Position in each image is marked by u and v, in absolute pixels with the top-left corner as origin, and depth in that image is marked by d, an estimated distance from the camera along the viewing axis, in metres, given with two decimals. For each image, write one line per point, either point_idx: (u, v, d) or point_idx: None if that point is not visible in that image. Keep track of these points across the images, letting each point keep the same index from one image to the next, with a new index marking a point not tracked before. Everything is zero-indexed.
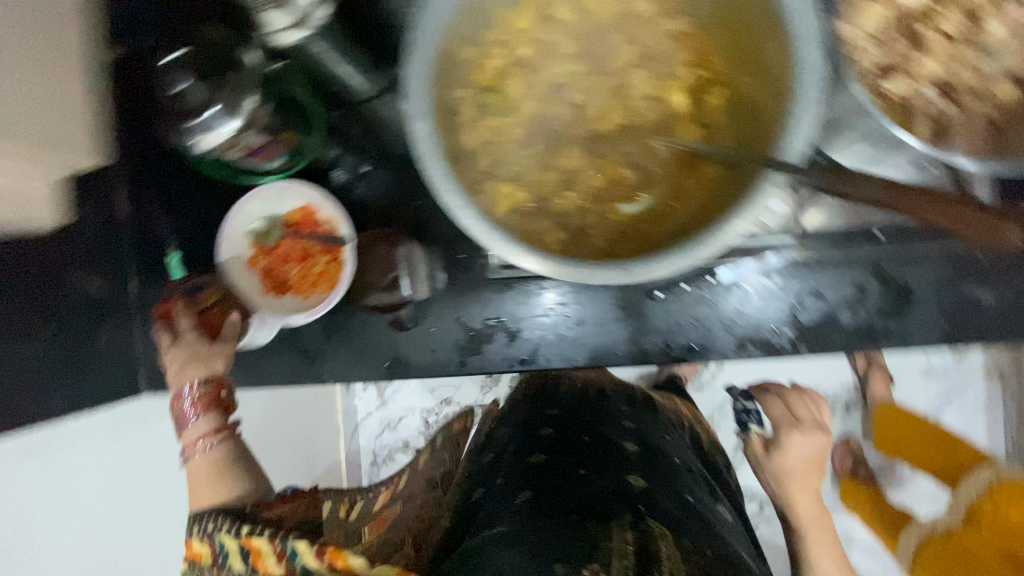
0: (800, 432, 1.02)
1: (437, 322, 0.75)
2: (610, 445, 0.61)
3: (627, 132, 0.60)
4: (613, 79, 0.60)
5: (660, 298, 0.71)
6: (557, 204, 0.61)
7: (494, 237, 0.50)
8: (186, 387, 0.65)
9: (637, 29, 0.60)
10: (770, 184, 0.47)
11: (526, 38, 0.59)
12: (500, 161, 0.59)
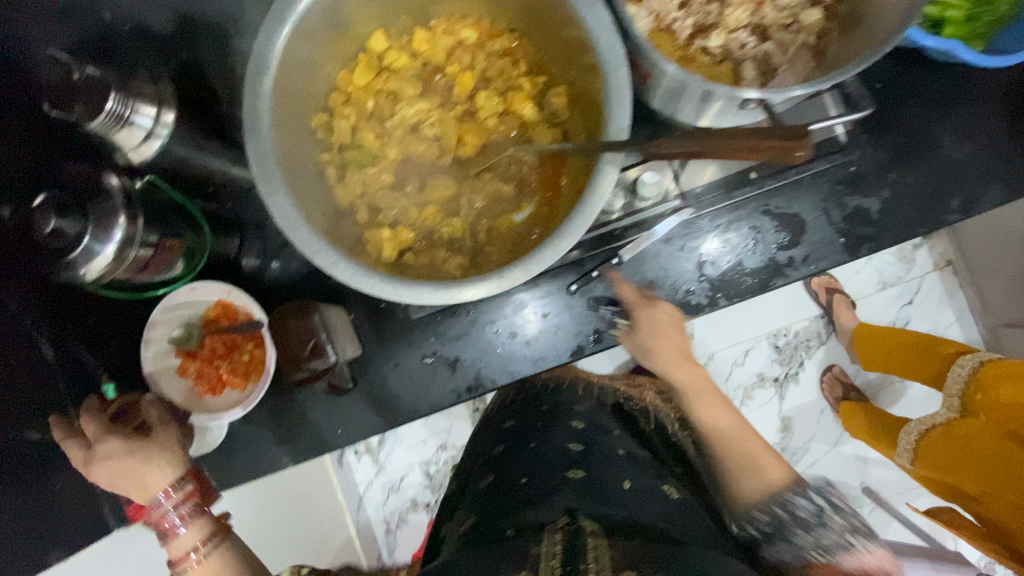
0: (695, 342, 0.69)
1: (378, 374, 0.76)
2: (554, 451, 0.63)
3: (488, 150, 0.64)
4: (459, 106, 0.64)
5: (577, 291, 0.74)
6: (444, 235, 0.64)
7: (374, 284, 0.52)
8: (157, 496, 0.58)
9: (467, 56, 0.64)
10: (608, 162, 0.50)
11: (369, 93, 0.63)
12: (378, 208, 0.62)
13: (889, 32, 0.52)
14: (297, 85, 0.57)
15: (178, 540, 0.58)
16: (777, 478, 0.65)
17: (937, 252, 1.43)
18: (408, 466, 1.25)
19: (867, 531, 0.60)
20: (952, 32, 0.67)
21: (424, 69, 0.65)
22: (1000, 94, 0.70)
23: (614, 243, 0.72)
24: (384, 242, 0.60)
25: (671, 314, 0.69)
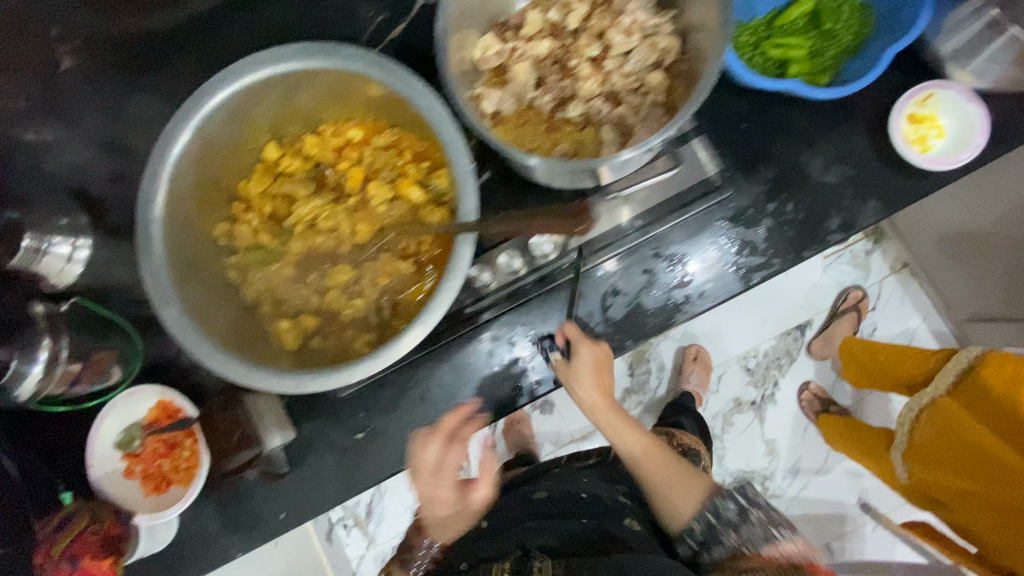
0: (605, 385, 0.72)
1: (316, 454, 0.79)
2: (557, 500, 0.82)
3: (383, 233, 0.69)
4: (350, 199, 0.70)
5: (494, 349, 0.79)
6: (346, 316, 0.68)
7: (265, 378, 0.57)
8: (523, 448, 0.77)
9: (354, 154, 0.71)
10: (463, 240, 0.55)
11: (266, 197, 0.70)
12: (282, 300, 0.67)
13: (702, 88, 0.57)
14: (195, 202, 0.64)
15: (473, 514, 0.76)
16: (689, 495, 0.68)
17: (891, 257, 1.45)
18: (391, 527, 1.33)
19: (787, 521, 0.64)
20: (799, 70, 0.71)
21: (317, 169, 0.72)
22: (860, 117, 0.74)
23: (523, 300, 0.78)
24: (285, 332, 0.65)
25: (596, 353, 0.71)
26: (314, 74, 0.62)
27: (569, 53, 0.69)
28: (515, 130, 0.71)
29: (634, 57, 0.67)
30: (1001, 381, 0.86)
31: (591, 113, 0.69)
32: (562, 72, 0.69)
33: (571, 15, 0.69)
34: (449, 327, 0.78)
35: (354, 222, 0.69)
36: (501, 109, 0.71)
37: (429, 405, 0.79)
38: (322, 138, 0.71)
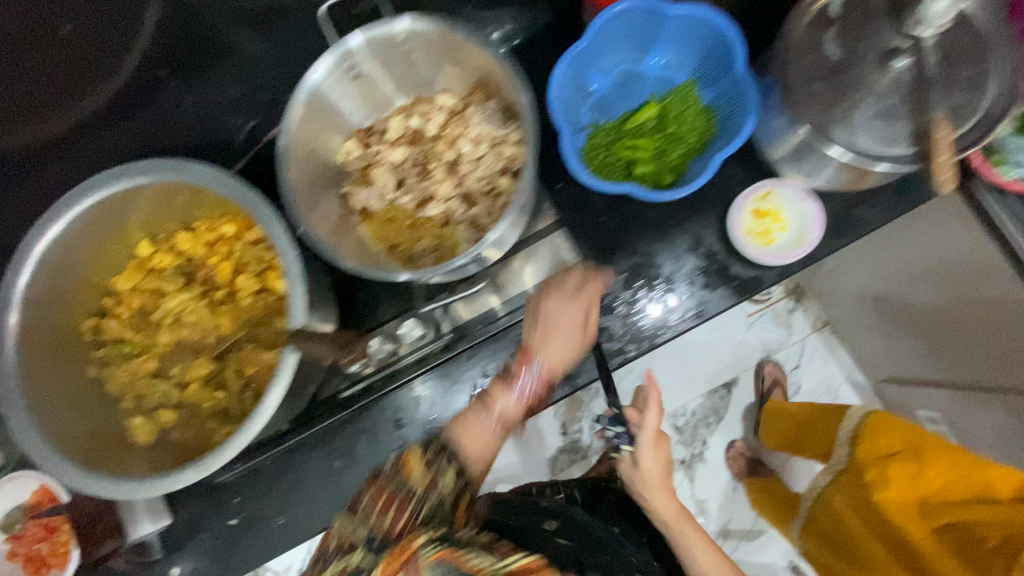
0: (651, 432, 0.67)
1: (194, 538, 0.80)
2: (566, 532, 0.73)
3: (247, 328, 0.73)
4: (219, 293, 0.74)
5: (370, 432, 0.80)
6: (206, 408, 0.71)
7: (96, 483, 0.59)
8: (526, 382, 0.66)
9: (226, 248, 0.74)
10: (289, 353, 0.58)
11: (137, 292, 0.74)
12: (144, 395, 0.71)
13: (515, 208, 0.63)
14: (59, 303, 0.68)
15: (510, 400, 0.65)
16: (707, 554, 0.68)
17: (812, 316, 1.48)
18: None
19: None
20: (646, 171, 0.75)
21: (191, 261, 0.75)
22: (708, 211, 0.78)
23: (398, 385, 0.80)
24: (137, 428, 0.69)
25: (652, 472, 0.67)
26: (169, 185, 0.65)
27: (428, 159, 0.75)
28: (380, 229, 0.75)
29: (482, 164, 0.73)
30: (886, 448, 0.81)
31: (449, 214, 0.74)
32: (421, 175, 0.75)
33: (430, 123, 0.75)
34: (324, 411, 0.80)
35: (221, 318, 0.73)
36: (370, 205, 0.74)
37: (304, 491, 0.80)
38: (192, 237, 0.74)
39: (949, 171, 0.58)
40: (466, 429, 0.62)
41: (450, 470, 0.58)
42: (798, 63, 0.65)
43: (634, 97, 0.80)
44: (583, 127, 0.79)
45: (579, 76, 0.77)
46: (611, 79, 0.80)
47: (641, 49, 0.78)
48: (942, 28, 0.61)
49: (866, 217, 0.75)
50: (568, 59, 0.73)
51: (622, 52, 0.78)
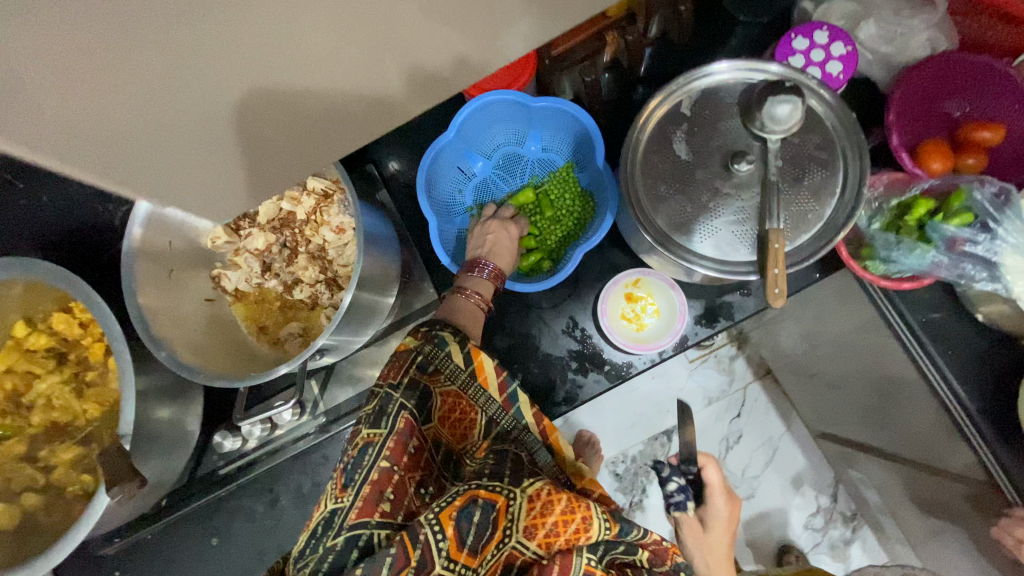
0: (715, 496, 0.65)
1: None
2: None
3: (112, 411, 0.73)
4: (90, 376, 0.75)
5: (246, 511, 0.80)
6: (71, 492, 0.72)
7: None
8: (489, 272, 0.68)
9: (98, 329, 0.75)
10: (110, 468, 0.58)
11: (9, 374, 0.75)
12: (9, 479, 0.72)
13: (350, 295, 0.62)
14: None
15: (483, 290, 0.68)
16: None
17: (754, 362, 1.46)
18: None
19: None
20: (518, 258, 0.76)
21: (66, 341, 0.76)
22: (586, 293, 0.77)
23: (277, 461, 0.79)
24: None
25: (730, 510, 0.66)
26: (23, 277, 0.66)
27: (298, 243, 0.75)
28: (254, 309, 0.76)
29: (347, 251, 0.73)
30: None
31: (317, 296, 0.74)
32: (289, 259, 0.75)
33: (299, 207, 0.73)
34: (198, 488, 0.79)
35: (89, 401, 0.74)
36: (240, 287, 0.75)
37: (179, 568, 0.80)
38: (59, 319, 0.74)
39: (782, 287, 0.56)
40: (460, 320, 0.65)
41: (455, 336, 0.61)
42: (648, 162, 0.64)
43: (515, 178, 0.84)
44: (466, 208, 0.83)
45: (457, 161, 0.80)
46: (492, 161, 0.83)
47: (519, 133, 0.82)
48: (787, 133, 0.57)
49: (739, 304, 0.73)
50: (439, 149, 0.75)
51: (501, 136, 0.82)
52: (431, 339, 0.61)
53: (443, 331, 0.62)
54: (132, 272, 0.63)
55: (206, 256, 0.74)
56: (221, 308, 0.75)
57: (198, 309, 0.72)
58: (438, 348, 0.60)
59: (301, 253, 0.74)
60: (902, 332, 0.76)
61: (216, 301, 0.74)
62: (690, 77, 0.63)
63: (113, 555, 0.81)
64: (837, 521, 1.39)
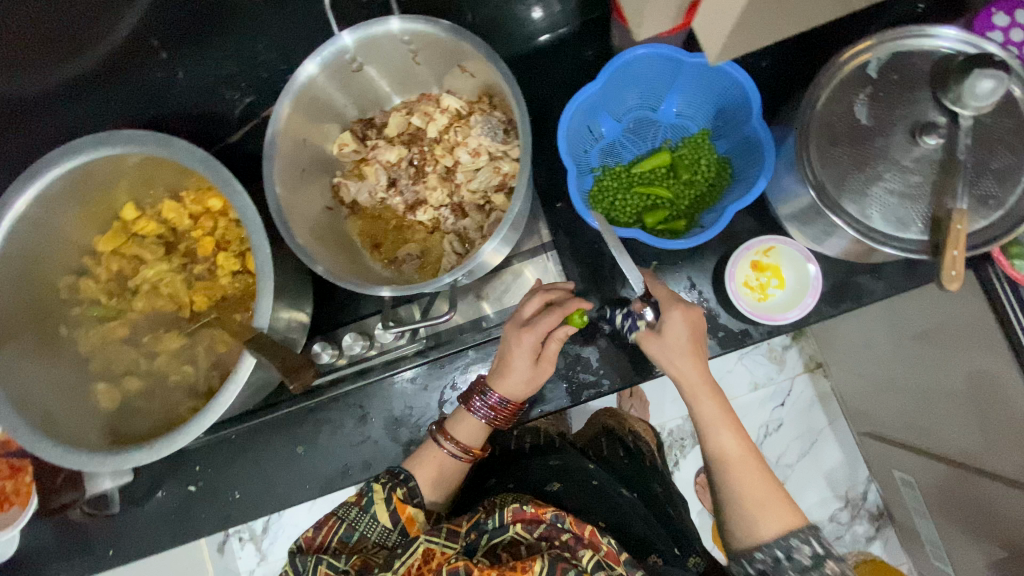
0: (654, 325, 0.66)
1: (152, 498, 0.82)
2: (533, 485, 0.75)
3: (221, 306, 0.72)
4: (198, 269, 0.74)
5: (334, 423, 0.80)
6: (174, 381, 0.70)
7: (46, 450, 0.60)
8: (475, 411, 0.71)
9: (209, 223, 0.74)
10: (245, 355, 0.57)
11: (117, 256, 0.73)
12: (111, 361, 0.71)
13: (504, 227, 0.60)
14: (34, 260, 0.67)
15: (461, 427, 0.72)
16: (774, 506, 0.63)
17: (806, 355, 1.45)
18: (286, 560, 1.41)
19: None
20: (651, 220, 0.73)
21: (174, 231, 0.75)
22: (709, 255, 0.74)
23: (369, 381, 0.79)
24: (100, 393, 0.69)
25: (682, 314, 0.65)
26: (152, 156, 0.64)
27: (427, 161, 0.72)
28: (370, 227, 0.73)
29: (479, 176, 0.70)
30: None
31: (439, 220, 0.72)
32: (415, 177, 0.72)
33: (431, 124, 0.71)
34: (289, 397, 0.79)
35: (198, 293, 0.73)
36: (359, 199, 0.72)
37: (259, 469, 0.81)
38: (168, 206, 0.73)
39: (957, 269, 0.54)
40: (423, 462, 0.71)
41: (381, 489, 0.67)
42: (824, 123, 0.61)
43: (646, 139, 0.79)
44: (591, 169, 0.78)
45: (590, 120, 0.75)
46: (622, 125, 0.79)
47: (654, 96, 0.77)
48: (984, 107, 0.53)
49: (869, 287, 0.71)
50: (582, 100, 0.71)
51: (635, 98, 0.77)
52: (362, 497, 0.66)
53: (377, 481, 0.68)
54: (274, 158, 0.60)
55: (330, 161, 0.72)
56: (338, 218, 0.72)
57: (319, 215, 0.69)
58: (365, 510, 0.66)
59: (430, 172, 0.72)
60: None
61: (333, 211, 0.71)
62: (883, 38, 0.60)
63: (195, 448, 0.81)
64: (863, 517, 1.41)
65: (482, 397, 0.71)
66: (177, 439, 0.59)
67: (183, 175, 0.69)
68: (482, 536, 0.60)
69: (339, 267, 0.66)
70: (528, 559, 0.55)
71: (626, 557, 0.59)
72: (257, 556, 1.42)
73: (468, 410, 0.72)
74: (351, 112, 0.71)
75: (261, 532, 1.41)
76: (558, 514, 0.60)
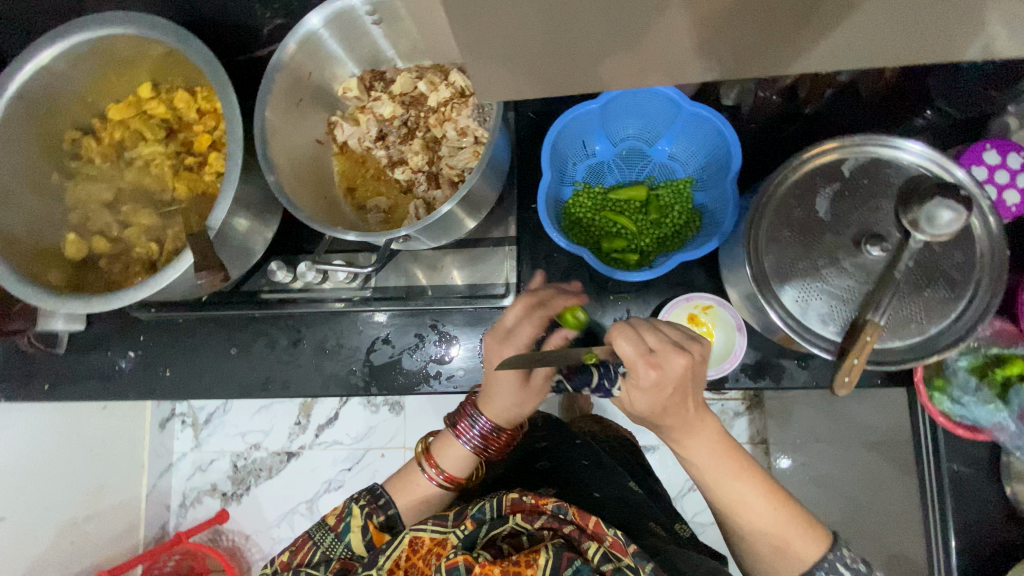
0: (657, 375, 0.56)
1: (95, 353, 0.89)
2: (525, 465, 0.81)
3: (197, 199, 0.78)
4: (190, 161, 0.79)
5: (270, 338, 0.85)
6: (137, 253, 0.76)
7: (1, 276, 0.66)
8: (463, 440, 0.71)
9: (211, 123, 0.79)
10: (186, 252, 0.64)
11: (122, 127, 0.79)
12: (88, 218, 0.77)
13: (452, 204, 0.63)
14: (46, 107, 0.73)
15: (448, 457, 0.72)
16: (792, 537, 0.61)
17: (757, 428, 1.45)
18: (217, 454, 1.49)
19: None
20: (608, 246, 0.75)
21: (179, 119, 0.80)
22: (654, 295, 0.76)
23: (314, 310, 0.83)
24: (68, 243, 0.74)
25: (683, 362, 0.56)
26: (172, 47, 0.69)
27: (420, 126, 0.76)
28: (352, 172, 0.77)
29: (459, 154, 0.73)
30: None
31: (413, 183, 0.75)
32: (403, 138, 0.76)
33: (433, 94, 0.74)
34: (239, 300, 0.84)
35: (182, 181, 0.78)
36: (349, 142, 0.76)
37: (195, 357, 0.87)
38: (179, 95, 0.78)
39: (852, 377, 0.56)
40: (405, 487, 0.72)
41: (361, 510, 0.68)
42: (784, 204, 0.62)
43: (634, 171, 0.81)
44: (573, 182, 0.80)
45: (584, 135, 0.77)
46: (615, 149, 0.80)
47: (654, 131, 0.79)
48: (940, 236, 0.52)
49: (792, 372, 0.72)
50: (579, 113, 0.73)
51: (634, 128, 0.79)
52: (340, 521, 0.68)
53: (356, 504, 0.69)
54: (273, 80, 0.64)
55: (332, 100, 0.76)
56: (325, 154, 0.76)
57: (307, 145, 0.73)
58: (340, 536, 0.67)
59: (419, 137, 0.75)
60: (928, 468, 0.75)
61: (323, 145, 0.76)
62: (864, 140, 0.60)
63: (145, 321, 0.88)
64: None
65: (473, 425, 0.71)
66: (109, 301, 0.65)
67: (197, 69, 0.74)
68: (480, 522, 0.58)
69: (308, 196, 0.70)
70: (529, 555, 0.53)
71: (634, 549, 0.55)
72: (193, 443, 1.50)
73: (457, 439, 0.72)
74: (364, 59, 0.75)
75: (203, 421, 1.50)
76: (559, 504, 0.58)
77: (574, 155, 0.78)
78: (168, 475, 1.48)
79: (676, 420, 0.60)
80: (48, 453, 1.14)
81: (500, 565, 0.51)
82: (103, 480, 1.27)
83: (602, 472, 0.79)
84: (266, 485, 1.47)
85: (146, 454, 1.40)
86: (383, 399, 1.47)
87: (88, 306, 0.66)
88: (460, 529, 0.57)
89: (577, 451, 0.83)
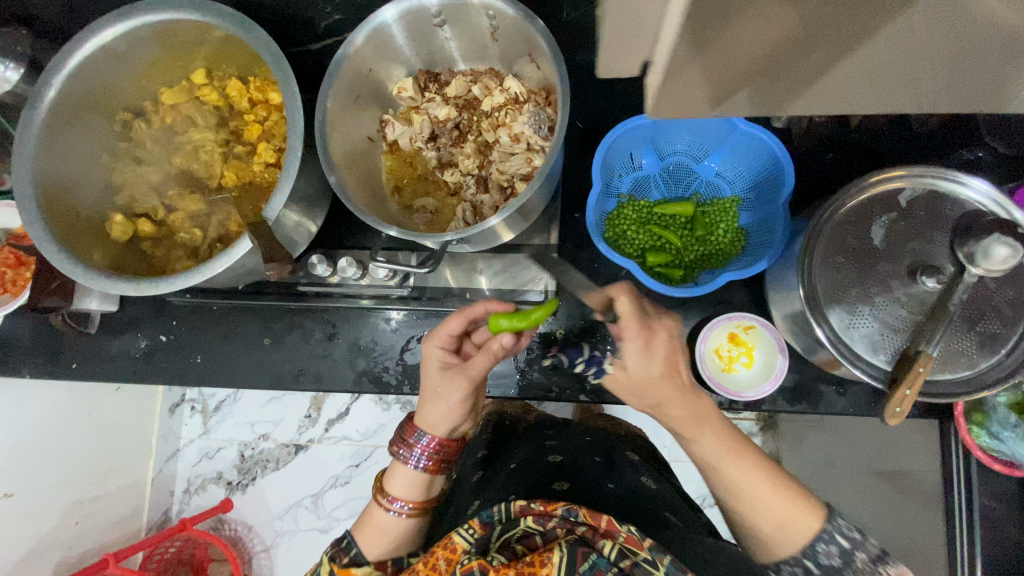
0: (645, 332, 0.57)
1: (125, 334, 0.89)
2: (537, 457, 0.79)
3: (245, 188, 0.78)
4: (239, 150, 0.80)
5: (305, 331, 0.85)
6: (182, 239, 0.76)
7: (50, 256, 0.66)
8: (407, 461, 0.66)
9: (262, 113, 0.79)
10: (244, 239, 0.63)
11: (173, 112, 0.79)
12: (136, 201, 0.77)
13: (509, 212, 0.63)
14: (102, 87, 0.73)
15: (396, 485, 0.66)
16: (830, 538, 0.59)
17: None
18: (225, 442, 1.48)
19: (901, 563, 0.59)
20: (652, 260, 0.75)
21: (231, 108, 0.80)
22: (694, 313, 0.77)
23: (351, 305, 0.83)
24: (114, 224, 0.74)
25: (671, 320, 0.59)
26: (234, 35, 0.69)
27: (472, 130, 0.76)
28: (400, 170, 0.78)
29: (512, 161, 0.73)
30: None
31: (462, 186, 0.75)
32: (455, 140, 0.76)
33: (488, 99, 0.75)
34: (275, 292, 0.84)
35: (230, 170, 0.78)
36: (400, 142, 0.77)
37: (227, 345, 0.87)
38: (233, 84, 0.78)
39: (903, 408, 0.56)
40: (366, 527, 0.66)
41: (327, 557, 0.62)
42: (838, 231, 0.63)
43: (679, 186, 0.81)
44: (618, 194, 0.80)
45: (633, 148, 0.78)
46: (662, 164, 0.81)
47: (702, 148, 0.79)
48: (994, 272, 0.52)
49: (829, 398, 0.72)
50: (631, 127, 0.73)
51: (683, 144, 0.79)
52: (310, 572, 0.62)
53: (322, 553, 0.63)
54: (336, 75, 0.65)
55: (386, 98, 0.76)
56: (376, 151, 0.76)
57: (359, 141, 0.73)
58: None
59: (471, 141, 0.75)
60: (959, 503, 0.74)
61: (374, 142, 0.76)
62: (921, 172, 0.60)
63: (178, 305, 0.88)
64: None
65: (410, 443, 0.66)
66: (156, 284, 0.65)
67: (256, 60, 0.74)
68: (491, 526, 0.56)
69: (360, 193, 0.70)
70: (543, 555, 0.51)
71: (650, 542, 0.52)
72: (201, 429, 1.50)
73: (402, 462, 0.66)
74: (422, 60, 0.75)
75: (213, 409, 1.49)
76: (569, 506, 0.55)
77: (622, 167, 0.79)
78: (174, 461, 1.47)
79: (674, 394, 0.58)
80: (58, 431, 1.13)
81: (514, 567, 0.49)
82: (110, 462, 1.26)
83: (615, 468, 0.78)
84: (272, 476, 1.46)
85: (154, 438, 1.40)
86: (395, 397, 1.46)
87: (134, 288, 0.66)
88: (470, 534, 0.55)
89: (589, 448, 0.82)
